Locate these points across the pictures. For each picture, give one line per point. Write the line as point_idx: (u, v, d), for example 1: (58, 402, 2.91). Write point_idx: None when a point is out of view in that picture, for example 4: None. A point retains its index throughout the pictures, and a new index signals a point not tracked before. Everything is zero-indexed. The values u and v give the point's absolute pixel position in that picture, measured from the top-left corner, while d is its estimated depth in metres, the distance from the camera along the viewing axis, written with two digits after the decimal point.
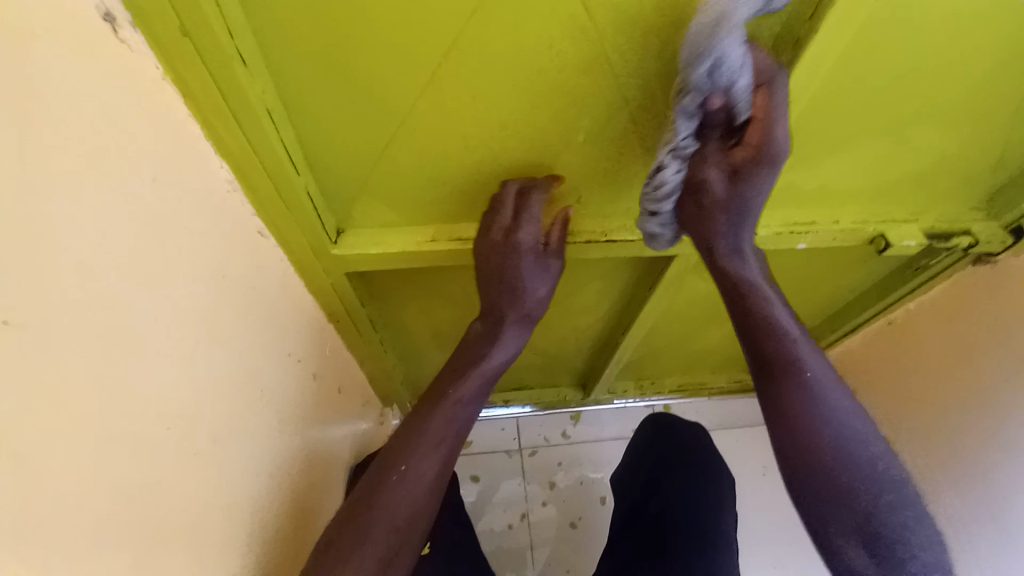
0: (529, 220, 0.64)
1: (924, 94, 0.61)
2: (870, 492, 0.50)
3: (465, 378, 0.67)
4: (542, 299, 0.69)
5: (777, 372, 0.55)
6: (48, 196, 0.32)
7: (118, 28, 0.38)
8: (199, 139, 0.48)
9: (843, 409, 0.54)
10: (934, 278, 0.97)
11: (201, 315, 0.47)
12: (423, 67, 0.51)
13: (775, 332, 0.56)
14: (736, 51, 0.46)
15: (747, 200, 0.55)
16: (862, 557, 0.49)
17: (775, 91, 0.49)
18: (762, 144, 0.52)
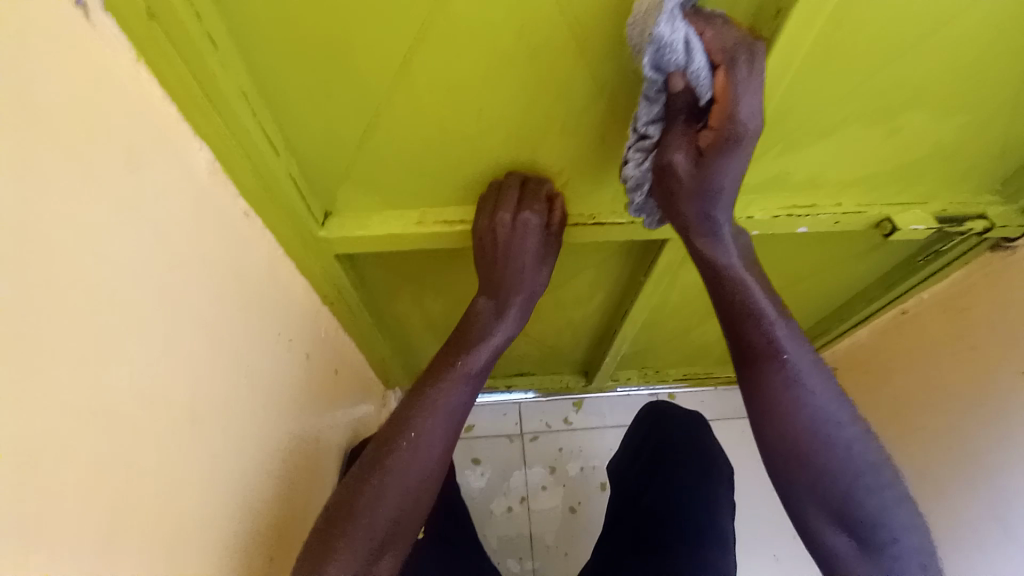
0: (535, 201, 0.65)
1: (926, 68, 0.58)
2: (847, 474, 0.50)
3: (474, 347, 0.66)
4: (543, 278, 0.70)
5: (761, 359, 0.54)
6: (21, 176, 0.34)
7: (89, 13, 0.39)
8: (177, 122, 0.48)
9: (826, 393, 0.53)
10: (949, 266, 0.93)
11: (178, 297, 0.48)
12: (392, 48, 0.51)
13: (757, 317, 0.54)
14: (681, 37, 0.45)
15: (716, 183, 0.53)
16: (840, 536, 0.50)
17: (736, 70, 0.47)
18: (726, 124, 0.49)
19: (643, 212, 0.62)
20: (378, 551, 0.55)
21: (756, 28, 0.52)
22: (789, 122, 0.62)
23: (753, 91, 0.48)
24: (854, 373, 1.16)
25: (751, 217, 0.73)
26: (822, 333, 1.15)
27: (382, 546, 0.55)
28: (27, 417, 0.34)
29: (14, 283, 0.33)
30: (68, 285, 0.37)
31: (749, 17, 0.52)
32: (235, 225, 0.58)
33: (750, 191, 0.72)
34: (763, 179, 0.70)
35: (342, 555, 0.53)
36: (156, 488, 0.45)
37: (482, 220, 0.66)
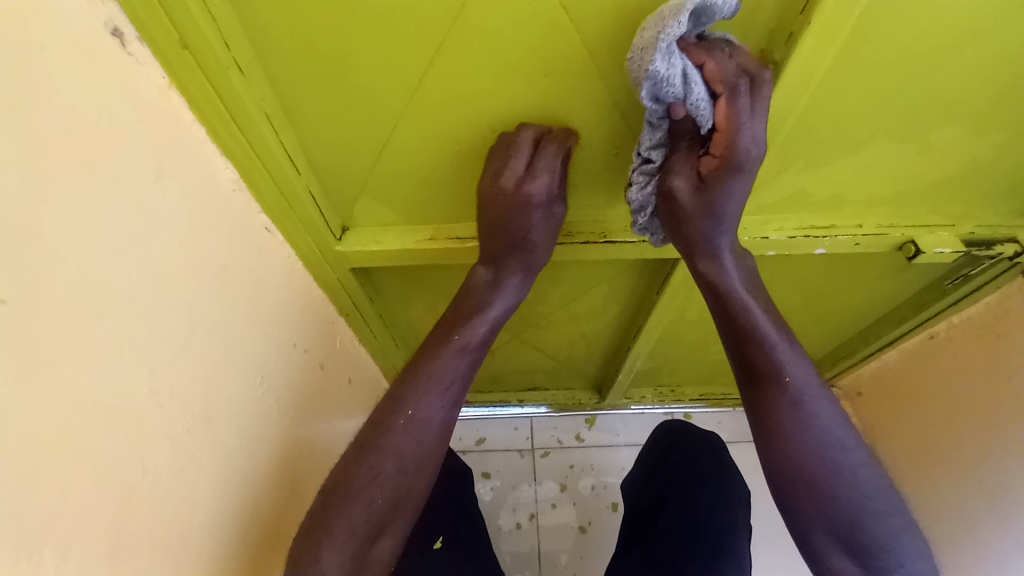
0: (542, 170, 0.58)
1: (946, 90, 0.57)
2: (855, 499, 0.49)
3: (469, 323, 0.63)
4: (547, 248, 0.64)
5: (765, 382, 0.53)
6: (57, 196, 0.36)
7: (125, 42, 0.43)
8: (203, 142, 0.51)
9: (829, 417, 0.52)
10: (979, 290, 0.89)
11: (195, 308, 0.50)
12: (406, 71, 0.53)
13: (760, 341, 0.53)
14: (679, 72, 0.46)
15: (719, 210, 0.53)
16: (847, 562, 0.48)
17: (737, 100, 0.48)
18: (728, 152, 0.50)
19: (647, 232, 0.62)
20: (375, 533, 0.55)
21: (768, 51, 0.53)
22: (802, 143, 0.62)
23: (756, 120, 0.49)
24: (880, 398, 1.12)
25: (767, 237, 0.72)
26: (846, 356, 1.11)
27: (378, 529, 0.55)
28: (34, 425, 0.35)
29: (45, 294, 0.35)
30: (94, 294, 0.39)
31: (762, 41, 0.53)
32: (258, 237, 0.61)
33: (765, 210, 0.71)
34: (779, 199, 0.69)
35: (338, 536, 0.53)
36: (164, 487, 0.47)
37: (484, 185, 0.61)
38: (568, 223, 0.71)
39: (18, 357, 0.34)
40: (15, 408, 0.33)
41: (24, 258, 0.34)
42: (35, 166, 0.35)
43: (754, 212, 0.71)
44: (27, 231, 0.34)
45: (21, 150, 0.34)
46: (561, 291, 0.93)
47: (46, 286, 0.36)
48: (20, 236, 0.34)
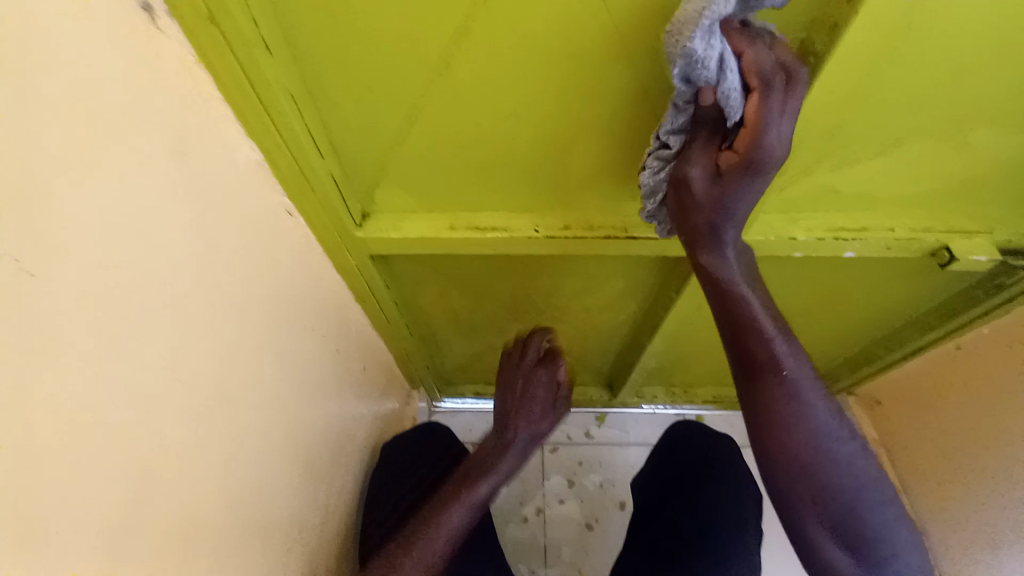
0: (546, 369, 0.83)
1: (994, 88, 0.55)
2: (851, 489, 0.49)
3: (480, 477, 0.78)
4: (543, 431, 0.82)
5: (762, 372, 0.51)
6: (76, 170, 0.36)
7: (156, 17, 0.42)
8: (229, 122, 0.51)
9: (825, 407, 0.51)
10: (1011, 301, 0.86)
11: (213, 288, 0.51)
12: (431, 55, 0.52)
13: (760, 332, 0.52)
14: (715, 55, 0.44)
15: (728, 208, 0.51)
16: (841, 550, 0.49)
17: (769, 96, 0.46)
18: (751, 148, 0.48)
19: (655, 220, 0.62)
20: None
21: (808, 42, 0.51)
22: (834, 140, 0.60)
23: (784, 120, 0.47)
24: (899, 406, 1.10)
25: (794, 237, 0.69)
26: (866, 364, 1.09)
27: None
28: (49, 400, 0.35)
29: (59, 271, 0.35)
30: (112, 269, 0.39)
31: (800, 31, 0.51)
32: (279, 220, 0.61)
33: (793, 209, 0.69)
34: (807, 197, 0.67)
35: None
36: (177, 464, 0.47)
37: (507, 366, 0.86)
38: (589, 215, 0.71)
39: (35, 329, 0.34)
40: (30, 381, 0.34)
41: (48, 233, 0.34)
42: (61, 143, 0.35)
43: (782, 211, 0.69)
44: (48, 204, 0.34)
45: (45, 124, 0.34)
46: (577, 286, 0.92)
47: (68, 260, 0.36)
48: (42, 211, 0.34)
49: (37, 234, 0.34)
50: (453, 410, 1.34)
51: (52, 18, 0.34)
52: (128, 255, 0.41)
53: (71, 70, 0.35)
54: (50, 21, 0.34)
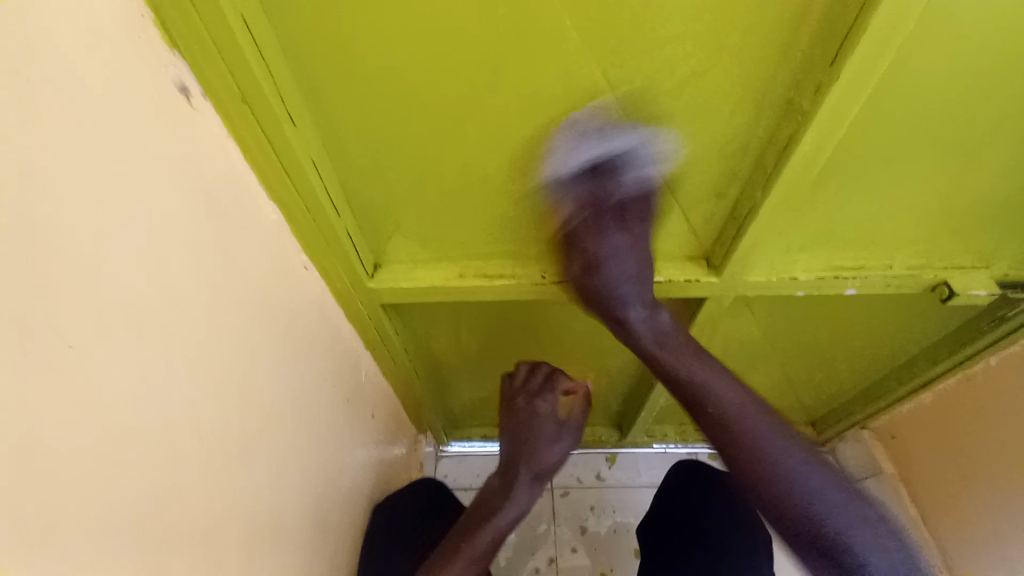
0: (550, 390, 0.82)
1: (980, 138, 0.57)
2: (799, 499, 0.55)
3: (482, 524, 0.78)
4: (554, 461, 0.80)
5: (692, 410, 0.62)
6: (118, 245, 0.38)
7: (190, 97, 0.46)
8: (254, 187, 0.55)
9: (757, 424, 0.58)
10: (1017, 332, 0.86)
11: (237, 347, 0.52)
12: (444, 120, 0.55)
13: (676, 376, 0.63)
14: (586, 156, 0.58)
15: (590, 281, 0.64)
16: (814, 558, 0.54)
17: (578, 227, 0.63)
18: (592, 252, 0.63)
19: None
20: None
21: (794, 101, 0.52)
22: (828, 187, 0.63)
23: (611, 240, 0.62)
24: (912, 438, 1.09)
25: (795, 276, 0.72)
26: (879, 399, 1.07)
27: None
28: (85, 471, 0.35)
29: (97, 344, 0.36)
30: (149, 333, 0.41)
31: (787, 92, 0.52)
32: (296, 275, 0.63)
33: (794, 251, 0.71)
34: (807, 239, 0.69)
35: None
36: (199, 527, 0.47)
37: (508, 388, 0.85)
38: None
39: (73, 399, 0.35)
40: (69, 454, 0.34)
41: (94, 305, 0.36)
42: (106, 220, 0.37)
43: (784, 252, 0.71)
44: (93, 278, 0.36)
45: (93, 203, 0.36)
46: (584, 327, 0.93)
47: (110, 331, 0.37)
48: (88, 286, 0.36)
49: (81, 308, 0.35)
50: (461, 454, 1.32)
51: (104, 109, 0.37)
52: (163, 319, 0.42)
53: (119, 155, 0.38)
54: (100, 113, 0.37)
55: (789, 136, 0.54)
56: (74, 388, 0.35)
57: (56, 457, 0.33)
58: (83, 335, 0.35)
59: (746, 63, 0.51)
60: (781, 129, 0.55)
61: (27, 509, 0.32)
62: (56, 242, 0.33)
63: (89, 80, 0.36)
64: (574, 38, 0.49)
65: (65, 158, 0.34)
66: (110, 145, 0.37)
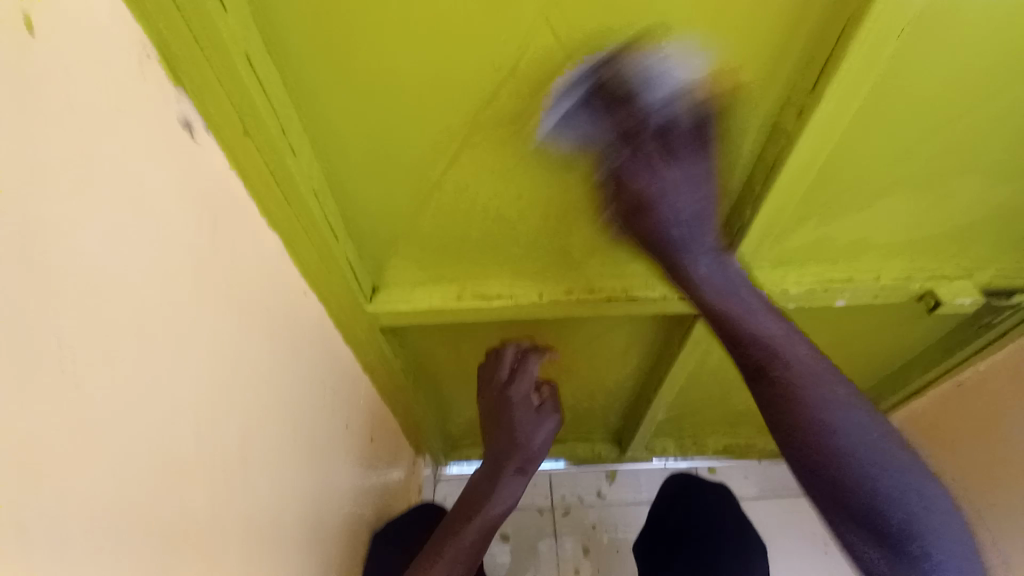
0: (521, 375, 0.81)
1: (954, 153, 0.60)
2: (875, 485, 0.51)
3: (469, 520, 0.77)
4: (539, 448, 0.81)
5: (761, 378, 0.55)
6: (117, 294, 0.36)
7: (194, 132, 0.44)
8: (255, 217, 0.52)
9: (841, 399, 0.53)
10: (1003, 337, 0.88)
11: (237, 382, 0.51)
12: (444, 146, 0.57)
13: (750, 338, 0.55)
14: (583, 126, 0.54)
15: (645, 235, 0.58)
16: (872, 546, 0.51)
17: (626, 166, 0.55)
18: (640, 202, 0.55)
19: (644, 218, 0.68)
20: None
21: (779, 124, 0.55)
22: (816, 201, 0.65)
23: (665, 176, 0.53)
24: None
25: (787, 289, 0.73)
26: (872, 406, 1.09)
27: None
28: (89, 514, 0.35)
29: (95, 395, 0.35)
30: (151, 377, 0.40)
31: (773, 116, 0.55)
32: (296, 302, 0.62)
33: (784, 265, 0.73)
34: (796, 252, 0.72)
35: None
36: (198, 564, 0.47)
37: (484, 378, 0.83)
38: (591, 278, 0.74)
39: (79, 445, 0.34)
40: (73, 505, 0.34)
41: (102, 347, 0.36)
42: (109, 269, 0.36)
43: (775, 267, 0.73)
44: (92, 330, 0.35)
45: (96, 253, 0.35)
46: (580, 343, 0.93)
47: (113, 378, 0.36)
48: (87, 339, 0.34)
49: (86, 354, 0.34)
50: (460, 476, 1.30)
51: (111, 155, 0.36)
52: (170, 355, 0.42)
53: (127, 200, 0.37)
54: (110, 160, 0.36)
55: (776, 156, 0.57)
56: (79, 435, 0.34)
57: (62, 505, 0.33)
58: (90, 381, 0.35)
59: (734, 90, 0.53)
60: (770, 148, 0.57)
61: (37, 562, 0.31)
62: (64, 291, 0.33)
63: (95, 127, 0.34)
64: (567, 68, 0.50)
65: (75, 203, 0.33)
66: (113, 191, 0.36)
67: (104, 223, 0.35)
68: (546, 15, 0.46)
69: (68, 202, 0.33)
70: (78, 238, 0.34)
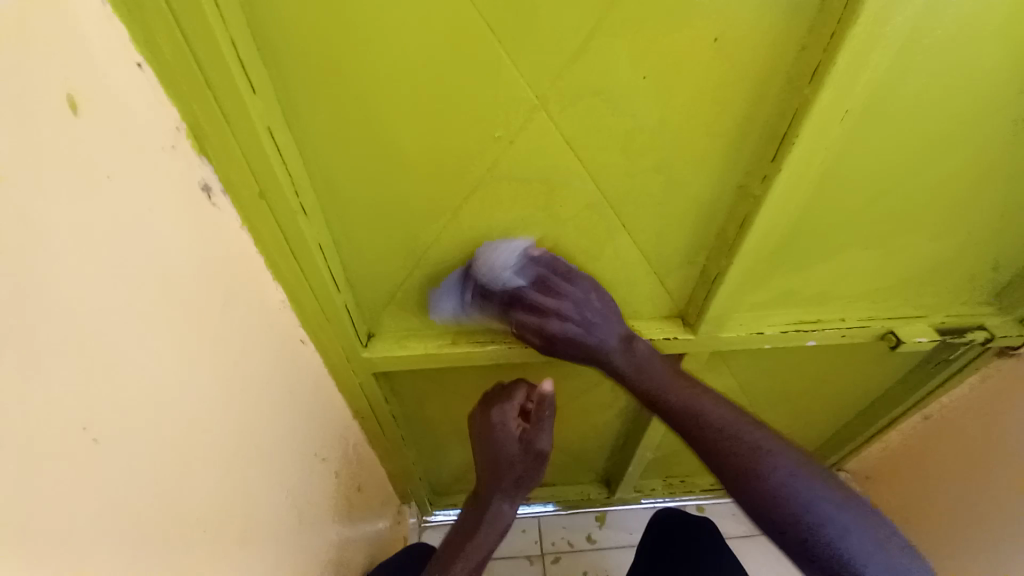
0: (503, 405, 0.78)
1: (903, 211, 0.67)
2: (775, 492, 0.60)
3: (461, 549, 0.82)
4: (527, 470, 0.80)
5: (660, 412, 0.67)
6: (148, 346, 0.40)
7: (212, 195, 0.49)
8: (262, 271, 0.58)
9: (720, 415, 0.64)
10: (961, 372, 0.94)
11: (244, 426, 0.53)
12: (444, 203, 0.61)
13: (636, 380, 0.67)
14: (539, 259, 0.66)
15: (558, 350, 0.69)
16: (798, 555, 0.59)
17: (543, 315, 0.67)
18: (538, 341, 0.68)
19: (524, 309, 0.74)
20: None
21: (748, 186, 0.61)
22: (784, 251, 0.70)
23: (565, 313, 0.67)
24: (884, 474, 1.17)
25: (762, 331, 0.79)
26: (850, 439, 1.14)
27: None
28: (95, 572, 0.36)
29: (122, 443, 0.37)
30: (171, 423, 0.43)
31: (742, 178, 0.61)
32: (295, 349, 0.66)
33: (759, 309, 0.79)
34: (769, 297, 0.77)
35: None
36: None
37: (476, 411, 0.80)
38: None
39: (102, 496, 0.36)
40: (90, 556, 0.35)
41: (120, 404, 0.37)
42: (144, 322, 0.39)
43: (751, 310, 0.78)
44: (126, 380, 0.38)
45: (134, 309, 0.38)
46: (570, 385, 0.95)
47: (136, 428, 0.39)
48: (121, 389, 0.37)
49: (114, 407, 0.37)
50: (447, 523, 1.28)
51: (160, 220, 0.41)
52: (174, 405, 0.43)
53: (166, 258, 0.42)
54: (158, 225, 0.41)
55: (744, 217, 0.63)
56: (103, 485, 0.36)
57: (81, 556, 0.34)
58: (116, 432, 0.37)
59: (704, 158, 0.59)
60: (737, 209, 0.63)
61: None
62: (98, 349, 0.35)
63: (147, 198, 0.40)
64: (558, 137, 0.55)
65: (116, 265, 0.37)
66: (155, 251, 0.41)
67: (147, 280, 0.40)
68: (538, 94, 0.51)
69: (97, 270, 0.35)
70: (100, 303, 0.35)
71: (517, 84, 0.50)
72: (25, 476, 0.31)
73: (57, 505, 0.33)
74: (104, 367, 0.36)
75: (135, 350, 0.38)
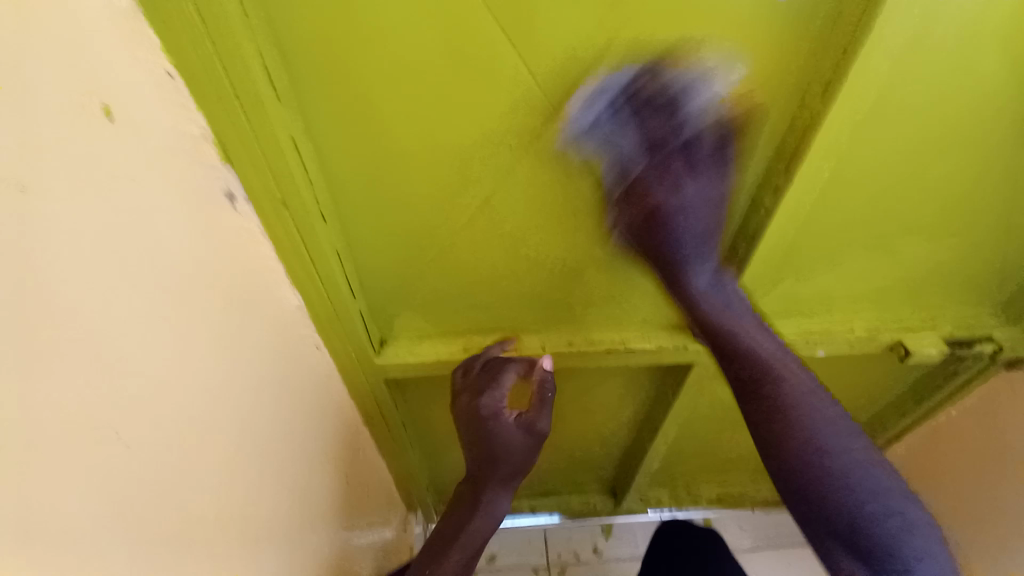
0: (491, 387, 0.72)
1: (908, 221, 0.67)
2: (845, 477, 0.55)
3: (451, 541, 0.77)
4: (524, 454, 0.76)
5: (738, 368, 0.59)
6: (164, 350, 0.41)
7: (235, 203, 0.52)
8: (280, 277, 0.60)
9: (807, 387, 0.58)
10: (971, 385, 0.93)
11: (252, 428, 0.55)
12: (456, 214, 0.62)
13: (727, 329, 0.60)
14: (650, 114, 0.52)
15: (668, 240, 0.56)
16: (846, 548, 0.54)
17: (661, 179, 0.54)
18: (648, 214, 0.55)
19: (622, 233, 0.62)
20: None
21: (758, 199, 0.61)
22: (790, 261, 0.71)
23: (689, 184, 0.53)
24: None
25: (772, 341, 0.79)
26: None
27: None
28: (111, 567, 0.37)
29: (135, 444, 0.39)
30: (185, 424, 0.44)
31: (752, 192, 0.61)
32: (309, 354, 0.68)
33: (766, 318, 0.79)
34: (775, 306, 0.78)
35: None
36: None
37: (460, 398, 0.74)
38: (590, 331, 0.79)
39: (117, 496, 0.37)
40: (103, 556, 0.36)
41: (135, 406, 0.39)
42: (161, 327, 0.41)
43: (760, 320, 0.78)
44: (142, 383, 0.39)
45: (153, 315, 0.40)
46: (578, 394, 0.95)
47: (150, 429, 0.40)
48: (137, 393, 0.39)
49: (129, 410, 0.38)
50: None
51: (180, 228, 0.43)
52: (182, 405, 0.44)
53: (184, 264, 0.44)
54: (177, 232, 0.43)
55: (755, 228, 0.64)
56: (117, 485, 0.37)
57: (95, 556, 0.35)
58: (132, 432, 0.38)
59: None
60: (749, 221, 0.64)
61: None
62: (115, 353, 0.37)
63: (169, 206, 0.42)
64: (568, 148, 0.56)
65: (134, 272, 0.38)
66: (174, 258, 0.42)
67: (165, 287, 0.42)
68: (549, 106, 0.53)
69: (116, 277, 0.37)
70: (117, 310, 0.37)
71: (529, 97, 0.52)
72: (47, 478, 0.32)
73: (74, 504, 0.34)
74: (119, 371, 0.37)
75: (148, 354, 0.40)
